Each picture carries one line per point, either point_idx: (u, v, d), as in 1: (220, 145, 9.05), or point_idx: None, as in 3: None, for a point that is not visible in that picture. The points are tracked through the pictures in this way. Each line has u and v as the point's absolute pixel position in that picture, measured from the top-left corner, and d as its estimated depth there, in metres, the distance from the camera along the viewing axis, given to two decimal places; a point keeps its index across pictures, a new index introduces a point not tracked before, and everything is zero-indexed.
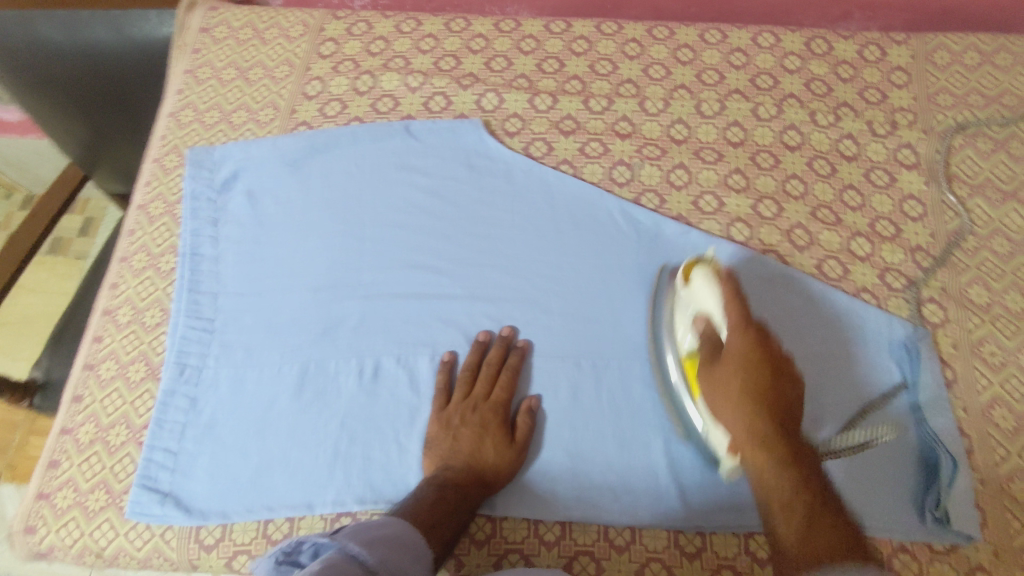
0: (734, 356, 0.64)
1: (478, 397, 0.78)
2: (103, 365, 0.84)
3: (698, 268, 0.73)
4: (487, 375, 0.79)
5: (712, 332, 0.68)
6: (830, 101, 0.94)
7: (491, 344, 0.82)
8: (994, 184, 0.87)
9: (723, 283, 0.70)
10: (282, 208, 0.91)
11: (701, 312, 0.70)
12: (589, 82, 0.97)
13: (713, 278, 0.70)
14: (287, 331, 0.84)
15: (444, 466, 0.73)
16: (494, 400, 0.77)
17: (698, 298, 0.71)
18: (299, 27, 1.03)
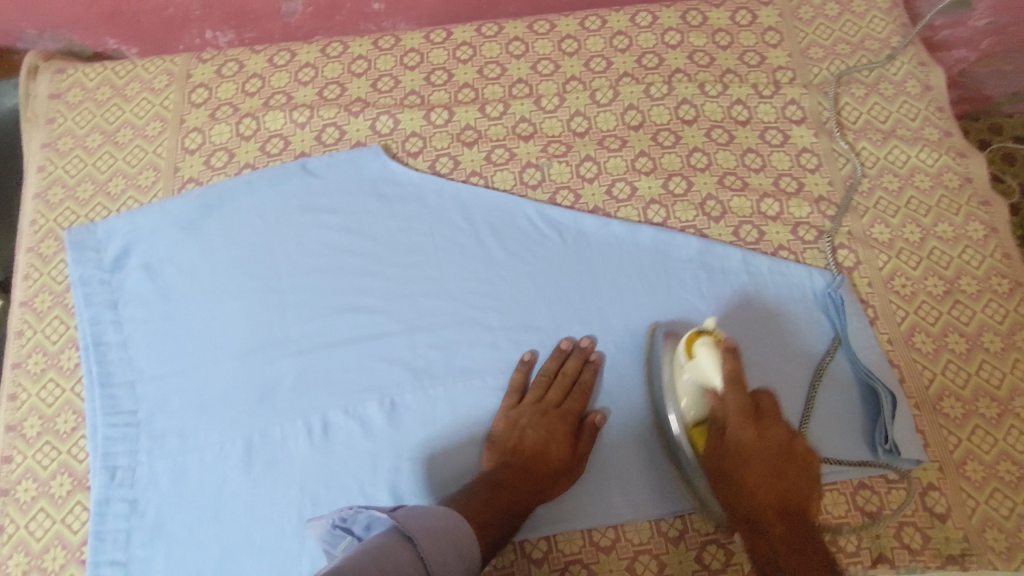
0: (750, 439, 0.66)
1: (551, 405, 0.77)
2: (19, 488, 0.76)
3: (703, 341, 0.70)
4: (563, 384, 0.78)
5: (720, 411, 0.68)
6: (715, 70, 0.97)
7: (571, 354, 0.80)
8: (873, 125, 0.93)
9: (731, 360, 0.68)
10: (189, 276, 0.85)
11: (710, 388, 0.69)
12: (482, 88, 0.95)
13: (720, 358, 0.68)
14: (220, 406, 0.79)
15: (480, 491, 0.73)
16: (547, 407, 0.77)
17: (706, 375, 0.69)
18: (164, 78, 0.96)
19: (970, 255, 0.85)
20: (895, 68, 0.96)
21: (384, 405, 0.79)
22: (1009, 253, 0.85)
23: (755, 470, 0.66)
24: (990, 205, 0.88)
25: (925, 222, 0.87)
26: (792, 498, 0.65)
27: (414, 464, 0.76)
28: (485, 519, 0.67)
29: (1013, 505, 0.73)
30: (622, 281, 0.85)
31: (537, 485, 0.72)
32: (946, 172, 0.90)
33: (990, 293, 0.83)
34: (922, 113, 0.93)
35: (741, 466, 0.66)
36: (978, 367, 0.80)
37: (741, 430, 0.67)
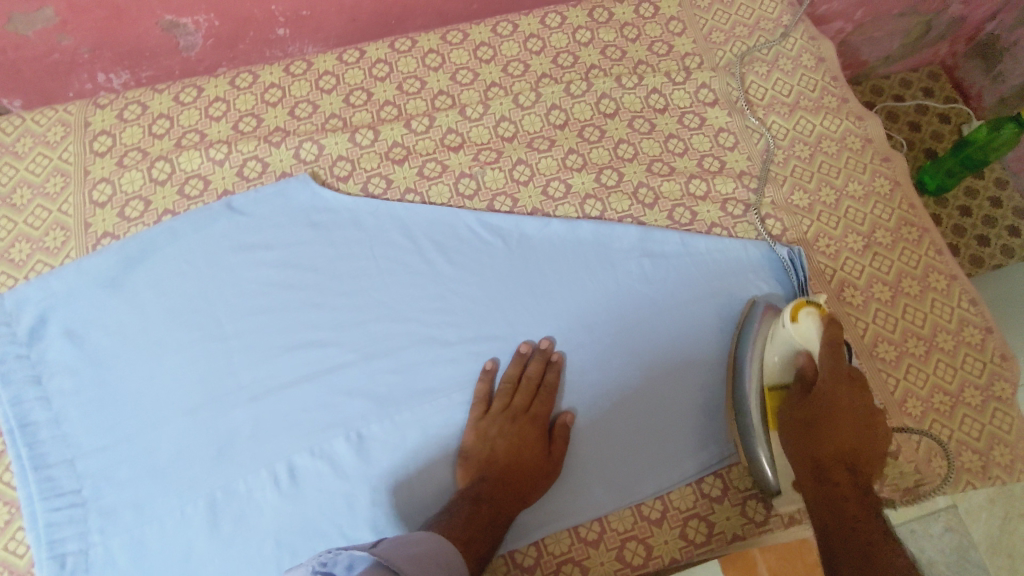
0: (820, 391, 0.68)
1: (520, 409, 0.77)
2: None
3: (809, 309, 0.71)
4: (529, 388, 0.78)
5: (809, 372, 0.70)
6: (628, 62, 0.99)
7: (533, 357, 0.80)
8: (780, 100, 0.99)
9: (836, 330, 0.70)
10: (119, 337, 0.79)
11: (803, 350, 0.71)
12: (404, 104, 0.94)
13: (825, 326, 0.70)
14: (174, 468, 0.74)
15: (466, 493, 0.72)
16: (515, 410, 0.77)
17: (806, 342, 0.71)
18: (59, 129, 0.89)
19: (881, 209, 0.92)
20: (791, 45, 1.02)
21: (351, 440, 0.77)
22: (913, 202, 0.93)
23: (825, 428, 0.66)
24: (891, 160, 0.96)
25: (838, 183, 0.93)
26: (858, 452, 0.65)
27: (392, 494, 0.75)
28: (470, 535, 0.68)
29: (951, 431, 0.80)
30: (570, 279, 0.86)
31: (518, 493, 0.73)
32: (850, 136, 0.97)
33: (902, 242, 0.90)
34: (819, 84, 1.00)
35: (812, 424, 0.67)
36: (903, 311, 0.87)
37: (829, 386, 0.67)
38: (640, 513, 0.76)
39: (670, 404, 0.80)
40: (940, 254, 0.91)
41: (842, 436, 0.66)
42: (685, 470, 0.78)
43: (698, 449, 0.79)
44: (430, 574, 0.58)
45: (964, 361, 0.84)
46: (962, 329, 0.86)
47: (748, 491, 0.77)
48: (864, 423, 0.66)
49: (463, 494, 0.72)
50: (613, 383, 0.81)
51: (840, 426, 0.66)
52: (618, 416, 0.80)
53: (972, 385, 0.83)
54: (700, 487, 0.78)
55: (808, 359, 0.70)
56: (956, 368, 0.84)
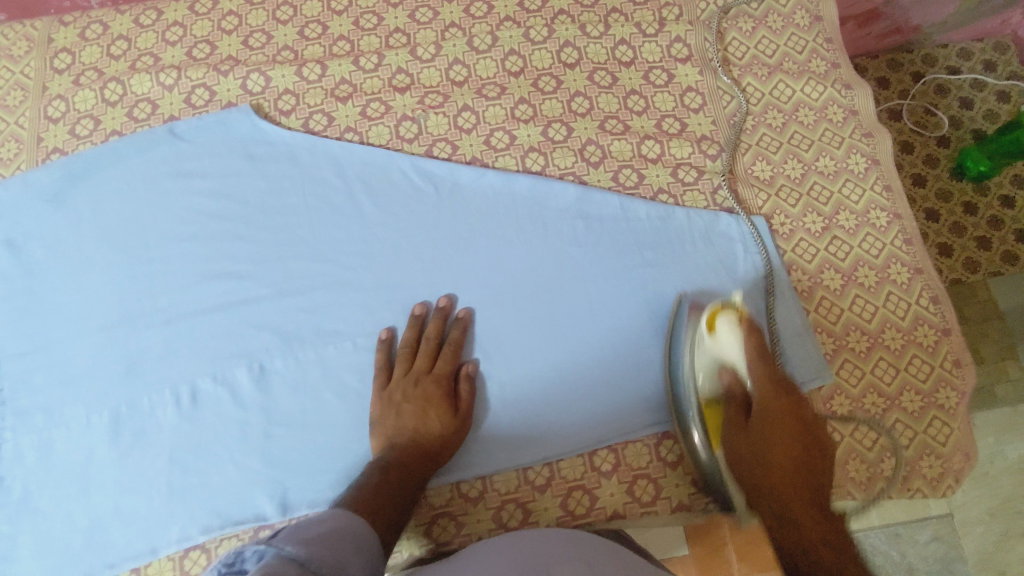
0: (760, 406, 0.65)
1: (421, 372, 0.76)
2: None
3: (726, 315, 0.68)
4: (429, 348, 0.78)
5: (737, 389, 0.67)
6: (599, 10, 0.93)
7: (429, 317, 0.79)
8: (761, 60, 0.90)
9: (754, 340, 0.66)
10: (55, 251, 0.84)
11: (730, 365, 0.68)
12: (357, 40, 0.92)
13: (743, 337, 0.66)
14: (87, 379, 0.79)
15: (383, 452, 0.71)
16: (415, 372, 0.76)
17: (728, 352, 0.68)
18: (24, 44, 0.93)
19: (851, 189, 0.84)
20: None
21: (254, 371, 0.79)
22: (891, 185, 0.85)
23: (759, 377, 0.65)
24: (875, 136, 0.86)
25: (808, 157, 0.86)
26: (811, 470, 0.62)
27: (283, 429, 0.77)
28: (377, 505, 0.65)
29: (876, 436, 0.76)
30: (499, 234, 0.84)
31: (427, 458, 0.72)
32: (832, 106, 0.88)
33: (867, 229, 0.83)
34: (809, 45, 0.91)
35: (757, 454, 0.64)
36: (851, 302, 0.80)
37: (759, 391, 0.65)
38: (526, 477, 0.77)
39: (579, 373, 0.78)
40: (908, 244, 0.82)
41: (791, 461, 0.62)
42: (579, 441, 0.76)
43: (594, 424, 0.77)
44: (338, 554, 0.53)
45: (909, 362, 0.78)
46: (916, 328, 0.79)
47: (639, 470, 0.76)
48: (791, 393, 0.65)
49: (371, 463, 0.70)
50: (519, 345, 0.79)
51: (788, 434, 0.63)
52: (519, 379, 0.78)
53: (911, 389, 0.77)
54: (591, 459, 0.77)
55: (735, 375, 0.67)
56: (897, 368, 0.78)
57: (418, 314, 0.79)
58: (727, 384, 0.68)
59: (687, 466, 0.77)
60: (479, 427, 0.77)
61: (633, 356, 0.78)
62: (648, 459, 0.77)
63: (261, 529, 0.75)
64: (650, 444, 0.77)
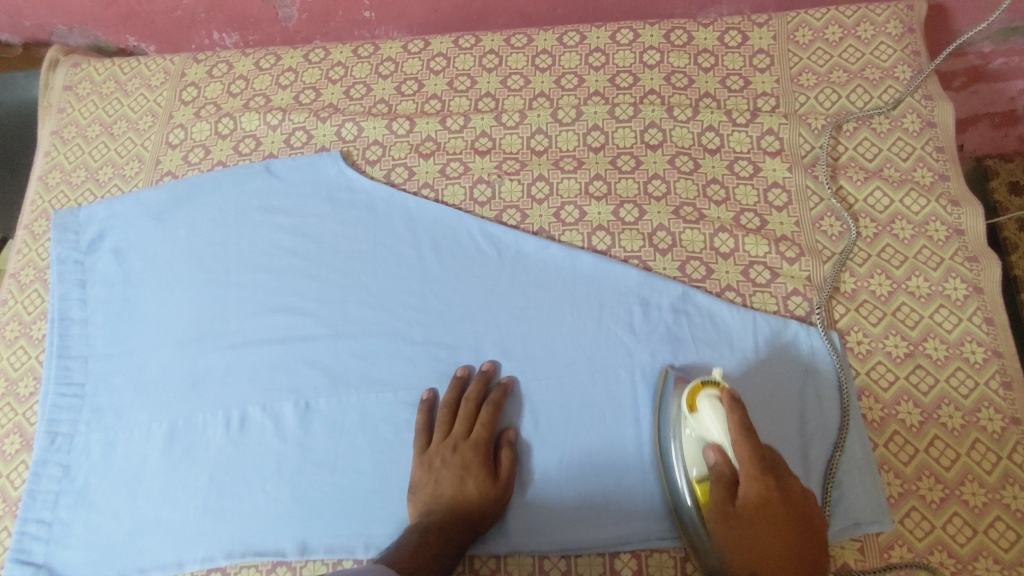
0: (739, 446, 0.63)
1: (460, 436, 0.76)
2: None
3: (708, 393, 0.67)
4: (468, 411, 0.77)
5: (725, 468, 0.64)
6: (691, 93, 0.92)
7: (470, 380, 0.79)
8: (859, 163, 0.85)
9: (737, 413, 0.64)
10: (151, 265, 0.92)
11: (714, 444, 0.65)
12: (449, 100, 0.96)
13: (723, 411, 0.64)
14: (155, 388, 0.85)
15: (425, 515, 0.71)
16: (455, 437, 0.76)
17: (711, 434, 0.65)
18: (160, 75, 1.04)
19: (945, 316, 0.76)
20: (895, 101, 0.87)
21: (299, 406, 0.81)
22: (993, 318, 0.76)
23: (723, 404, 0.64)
24: (980, 261, 0.78)
25: (898, 274, 0.79)
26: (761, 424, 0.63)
27: (314, 467, 0.78)
28: (418, 567, 0.65)
29: None
30: (553, 307, 0.82)
31: (469, 525, 0.71)
32: (933, 222, 0.81)
33: (958, 362, 0.74)
34: (914, 152, 0.84)
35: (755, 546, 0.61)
36: (929, 443, 0.71)
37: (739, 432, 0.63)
38: (542, 565, 0.73)
39: (614, 468, 0.75)
40: (1006, 387, 0.73)
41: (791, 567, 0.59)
42: (602, 537, 0.72)
43: (624, 517, 0.73)
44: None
45: (991, 526, 0.68)
46: (1004, 487, 0.69)
47: None
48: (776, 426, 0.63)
49: (411, 526, 0.71)
50: (554, 426, 0.77)
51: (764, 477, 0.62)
52: (551, 460, 0.76)
53: (991, 557, 0.67)
54: (611, 560, 0.72)
55: (721, 453, 0.64)
56: (976, 529, 0.68)
57: (463, 374, 0.80)
58: (715, 463, 0.64)
59: None
60: (516, 502, 0.75)
61: None
62: (674, 573, 0.70)
63: (278, 565, 0.75)
64: (677, 558, 0.71)
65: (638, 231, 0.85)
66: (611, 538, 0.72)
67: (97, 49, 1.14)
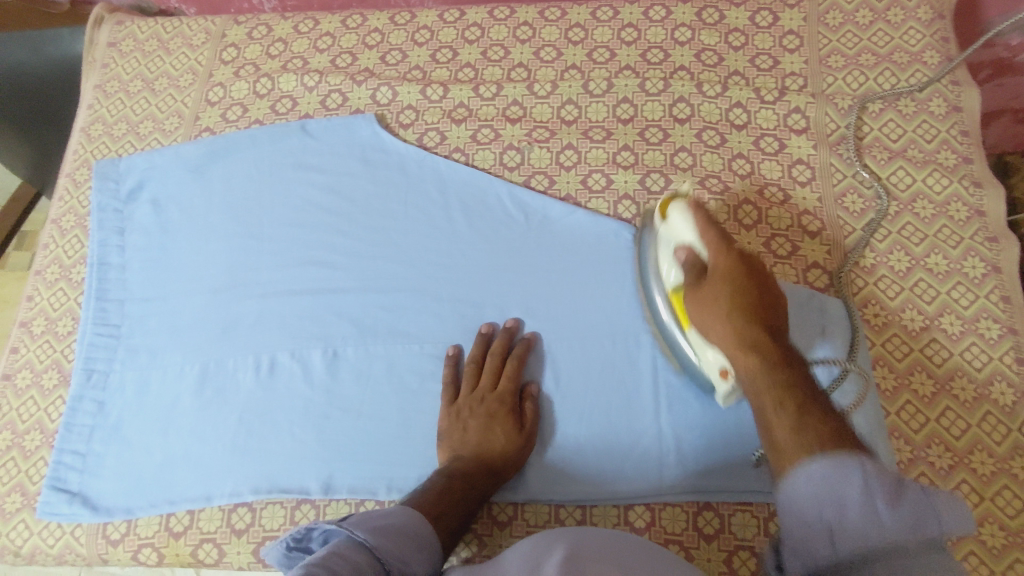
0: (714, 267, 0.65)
1: (488, 388, 0.78)
2: (20, 373, 0.90)
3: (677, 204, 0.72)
4: (494, 364, 0.80)
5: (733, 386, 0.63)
6: (721, 71, 0.93)
7: (494, 336, 0.82)
8: (883, 143, 0.86)
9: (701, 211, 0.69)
10: (188, 215, 0.95)
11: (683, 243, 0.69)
12: (482, 69, 0.98)
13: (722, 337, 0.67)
14: (188, 332, 0.88)
15: (452, 462, 0.74)
16: (482, 389, 0.78)
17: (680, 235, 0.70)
18: (202, 36, 1.07)
19: (962, 293, 0.78)
20: (923, 85, 0.88)
21: (327, 354, 0.84)
22: (1010, 296, 0.77)
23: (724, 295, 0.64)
24: (999, 242, 0.80)
25: (917, 251, 0.81)
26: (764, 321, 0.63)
27: (340, 412, 0.81)
28: (442, 511, 0.68)
29: None
30: (577, 270, 0.85)
31: (494, 473, 0.73)
32: (954, 202, 0.82)
33: (973, 337, 0.76)
34: (939, 135, 0.86)
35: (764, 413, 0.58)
36: (940, 413, 0.73)
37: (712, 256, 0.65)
38: (557, 514, 0.75)
39: (631, 425, 0.77)
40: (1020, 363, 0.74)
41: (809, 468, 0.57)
42: (617, 490, 0.74)
43: (639, 473, 0.75)
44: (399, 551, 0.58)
45: (997, 493, 0.69)
46: (1012, 458, 0.71)
47: (673, 535, 0.72)
48: (749, 276, 0.64)
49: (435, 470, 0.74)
50: (574, 384, 0.80)
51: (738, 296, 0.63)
52: (572, 415, 0.78)
53: (997, 522, 0.68)
54: (624, 512, 0.74)
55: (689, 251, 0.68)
56: (983, 495, 0.70)
57: (489, 331, 0.82)
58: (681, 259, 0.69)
59: (723, 541, 0.71)
60: (540, 454, 0.77)
61: (686, 416, 0.76)
62: (686, 526, 0.73)
63: (303, 503, 0.78)
64: (689, 512, 0.73)
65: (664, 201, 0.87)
66: (626, 491, 0.74)
67: (140, 9, 1.17)
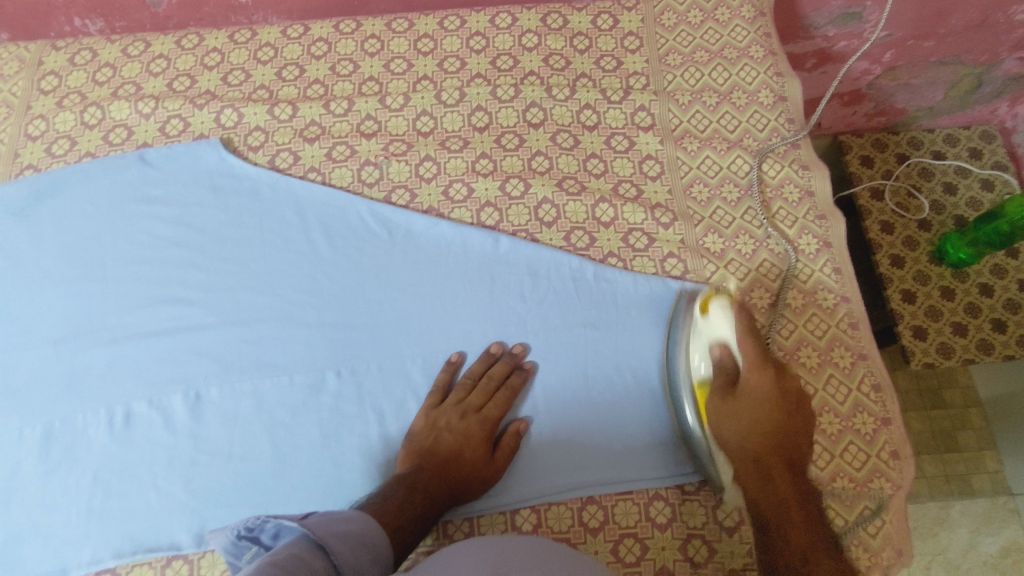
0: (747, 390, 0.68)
1: (451, 405, 0.77)
2: None
3: (717, 301, 0.73)
4: (460, 384, 0.79)
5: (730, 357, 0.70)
6: (569, 74, 0.96)
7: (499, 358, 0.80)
8: (721, 134, 0.92)
9: (745, 316, 0.70)
10: (16, 263, 0.86)
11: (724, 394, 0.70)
12: (332, 85, 0.95)
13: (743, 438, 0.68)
14: (27, 392, 0.80)
15: (407, 473, 0.72)
16: (443, 407, 0.77)
17: (721, 332, 0.71)
18: (15, 64, 0.97)
19: (800, 269, 0.84)
20: (751, 78, 0.95)
21: (188, 398, 0.79)
22: (841, 267, 0.85)
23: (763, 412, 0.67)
24: (828, 219, 0.87)
25: (759, 234, 0.86)
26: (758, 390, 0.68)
27: (208, 458, 0.76)
28: (397, 524, 0.66)
29: None
30: (445, 282, 0.84)
31: (451, 485, 0.72)
32: (787, 185, 0.89)
33: (813, 308, 0.83)
34: (770, 124, 0.92)
35: (765, 493, 0.65)
36: (792, 382, 0.79)
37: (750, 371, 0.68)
38: (446, 532, 0.75)
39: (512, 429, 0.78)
40: (853, 328, 0.82)
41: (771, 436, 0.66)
42: (504, 499, 0.75)
43: (526, 477, 0.76)
44: (355, 552, 0.59)
45: (845, 449, 0.76)
46: (855, 415, 0.77)
47: (560, 534, 0.73)
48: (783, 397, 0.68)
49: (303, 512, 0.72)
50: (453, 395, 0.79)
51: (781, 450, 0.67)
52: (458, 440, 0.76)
53: (848, 476, 0.75)
54: (512, 517, 0.75)
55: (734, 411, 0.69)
56: (836, 453, 0.76)
57: (421, 360, 0.81)
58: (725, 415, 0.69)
59: (609, 532, 0.73)
60: (508, 471, 0.76)
61: (564, 416, 0.78)
62: (572, 523, 0.74)
63: (174, 560, 0.72)
64: (574, 509, 0.74)
65: (525, 205, 0.88)
66: (516, 498, 0.75)
67: None
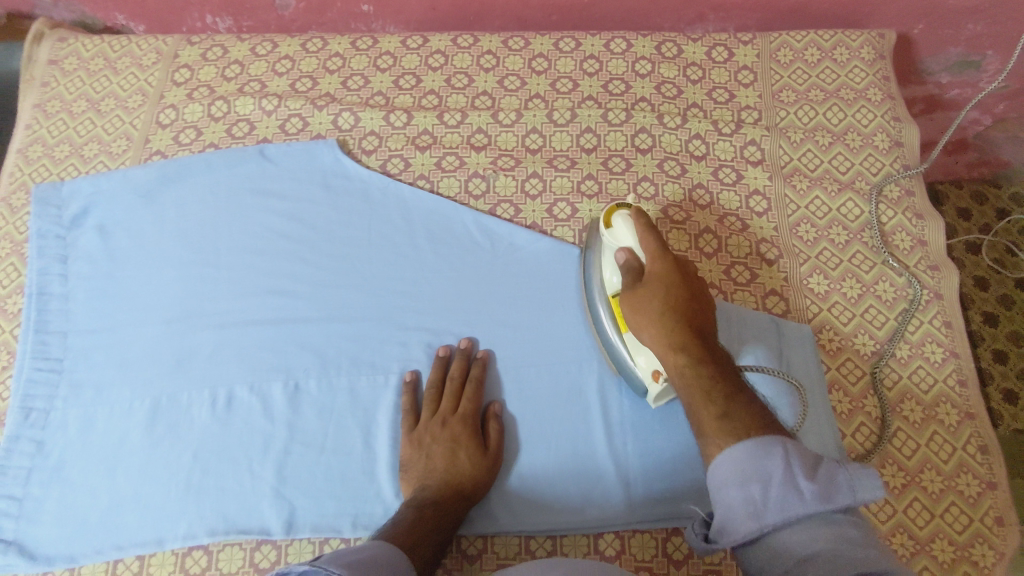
0: (653, 275, 0.68)
1: (448, 412, 0.78)
2: None
3: (620, 212, 0.73)
4: (452, 389, 0.79)
5: (634, 262, 0.70)
6: (680, 103, 0.96)
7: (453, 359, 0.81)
8: (832, 175, 0.91)
9: (643, 221, 0.71)
10: (139, 243, 0.90)
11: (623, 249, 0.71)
12: (446, 96, 0.98)
13: (634, 223, 0.70)
14: (139, 366, 0.84)
15: (419, 489, 0.73)
16: (443, 414, 0.77)
17: (624, 242, 0.71)
18: (152, 55, 1.03)
19: (909, 319, 0.82)
20: (867, 120, 0.93)
21: (288, 388, 0.81)
22: (951, 321, 0.82)
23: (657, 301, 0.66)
24: (940, 270, 0.85)
25: (867, 279, 0.85)
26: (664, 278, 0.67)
27: (303, 448, 0.78)
28: (415, 541, 0.66)
29: None
30: (545, 298, 0.85)
31: (464, 496, 0.72)
32: (899, 233, 0.87)
33: (920, 360, 0.80)
34: (884, 168, 0.91)
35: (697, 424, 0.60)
36: (892, 434, 0.76)
37: (651, 263, 0.68)
38: (527, 545, 0.74)
39: (598, 449, 0.77)
40: (962, 385, 0.79)
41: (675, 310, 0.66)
42: (586, 519, 0.74)
43: (609, 499, 0.75)
44: None
45: (946, 510, 0.72)
46: (958, 475, 0.74)
47: (643, 564, 0.72)
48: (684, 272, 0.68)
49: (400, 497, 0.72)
50: (543, 411, 0.80)
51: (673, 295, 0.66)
52: (536, 436, 0.78)
53: (950, 539, 0.71)
54: (594, 541, 0.74)
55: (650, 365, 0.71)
56: (935, 513, 0.72)
57: (445, 354, 0.81)
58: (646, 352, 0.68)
59: (693, 567, 0.71)
60: (592, 490, 0.75)
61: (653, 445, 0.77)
62: (655, 553, 0.72)
63: (263, 544, 0.74)
64: (658, 539, 0.73)
65: None
66: (600, 519, 0.74)
67: (83, 26, 1.13)
